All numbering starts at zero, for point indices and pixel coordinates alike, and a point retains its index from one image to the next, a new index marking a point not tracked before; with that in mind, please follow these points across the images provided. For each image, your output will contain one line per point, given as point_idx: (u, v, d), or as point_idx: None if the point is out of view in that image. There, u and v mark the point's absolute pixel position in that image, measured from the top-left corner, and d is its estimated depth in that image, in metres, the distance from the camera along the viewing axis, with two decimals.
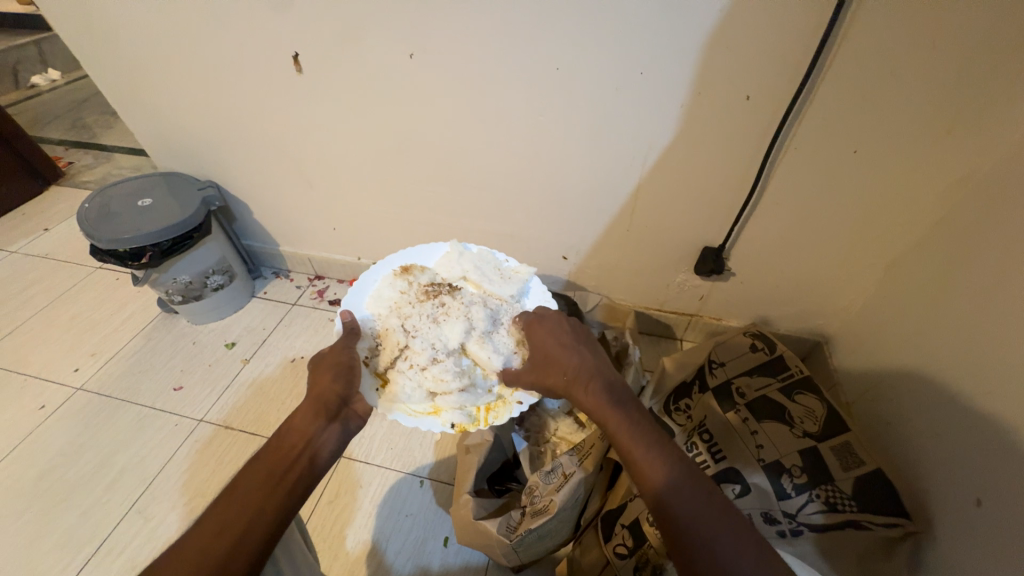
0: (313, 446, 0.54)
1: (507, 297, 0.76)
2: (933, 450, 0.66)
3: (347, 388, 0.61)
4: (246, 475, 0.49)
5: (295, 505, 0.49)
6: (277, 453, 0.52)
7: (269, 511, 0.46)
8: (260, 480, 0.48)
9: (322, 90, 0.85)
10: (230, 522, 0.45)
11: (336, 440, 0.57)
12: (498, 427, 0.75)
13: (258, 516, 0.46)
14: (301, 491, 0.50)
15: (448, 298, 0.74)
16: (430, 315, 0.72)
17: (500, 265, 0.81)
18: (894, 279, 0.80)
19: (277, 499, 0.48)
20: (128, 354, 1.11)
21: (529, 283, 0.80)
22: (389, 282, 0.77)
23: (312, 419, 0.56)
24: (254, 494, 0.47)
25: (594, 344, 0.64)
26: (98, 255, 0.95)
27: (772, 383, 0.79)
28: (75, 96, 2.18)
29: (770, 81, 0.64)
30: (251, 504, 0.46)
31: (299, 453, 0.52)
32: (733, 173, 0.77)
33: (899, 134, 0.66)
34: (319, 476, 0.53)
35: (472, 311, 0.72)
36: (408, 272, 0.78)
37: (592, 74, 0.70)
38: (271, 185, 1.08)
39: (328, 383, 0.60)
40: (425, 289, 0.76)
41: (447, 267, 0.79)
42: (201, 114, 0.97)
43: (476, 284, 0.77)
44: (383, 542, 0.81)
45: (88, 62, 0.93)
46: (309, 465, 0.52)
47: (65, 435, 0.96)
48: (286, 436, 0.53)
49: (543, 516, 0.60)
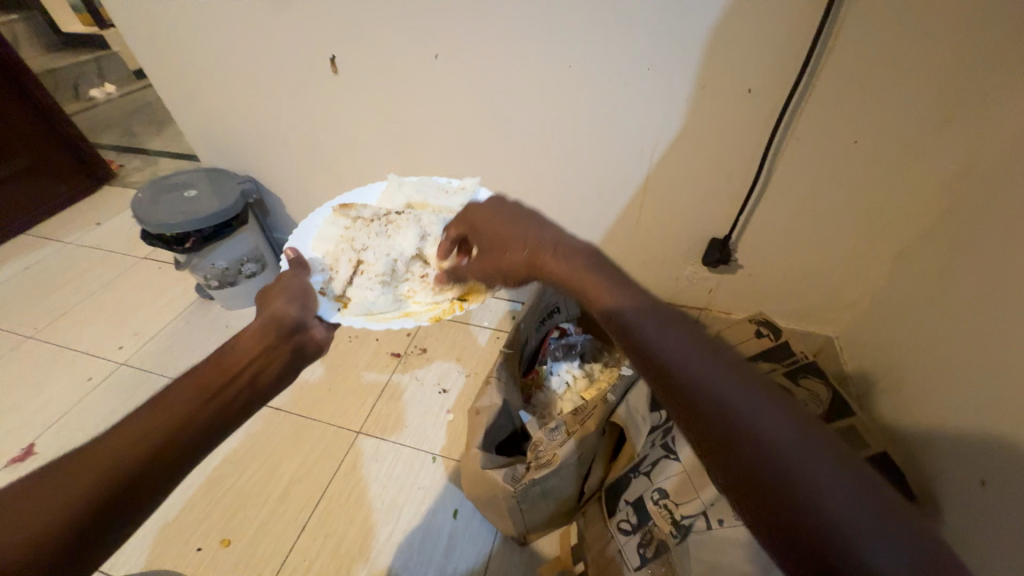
0: (262, 362, 0.49)
1: (457, 207, 0.75)
2: (940, 435, 0.67)
3: (303, 311, 0.57)
4: (173, 386, 0.43)
5: (230, 422, 0.43)
6: (218, 365, 0.46)
7: (200, 423, 0.41)
8: (194, 391, 0.43)
9: (354, 90, 0.92)
10: (148, 431, 0.39)
11: (288, 362, 0.52)
12: (507, 390, 0.72)
13: (186, 426, 0.40)
14: (239, 406, 0.45)
15: (396, 219, 0.75)
16: (379, 233, 0.74)
17: (444, 186, 0.80)
18: (901, 271, 0.81)
19: (212, 411, 0.42)
20: (166, 335, 1.19)
21: (479, 194, 0.79)
22: (329, 220, 0.76)
23: (262, 338, 0.51)
24: (186, 402, 0.41)
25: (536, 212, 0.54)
26: (148, 240, 1.04)
27: (778, 367, 0.78)
28: (129, 107, 2.38)
29: (771, 75, 0.68)
30: (180, 412, 0.41)
31: (246, 366, 0.47)
32: (739, 165, 0.80)
33: (897, 126, 0.68)
34: (267, 394, 0.48)
35: (422, 219, 0.74)
36: (348, 209, 0.78)
37: (602, 69, 0.75)
38: (303, 180, 1.16)
39: (282, 306, 0.56)
40: (369, 219, 0.76)
41: (389, 199, 0.81)
42: (244, 112, 1.05)
43: (421, 203, 0.78)
44: (395, 513, 0.84)
45: (150, 68, 1.03)
46: (250, 383, 0.47)
47: (108, 405, 1.04)
48: (227, 353, 0.47)
49: (547, 468, 0.62)
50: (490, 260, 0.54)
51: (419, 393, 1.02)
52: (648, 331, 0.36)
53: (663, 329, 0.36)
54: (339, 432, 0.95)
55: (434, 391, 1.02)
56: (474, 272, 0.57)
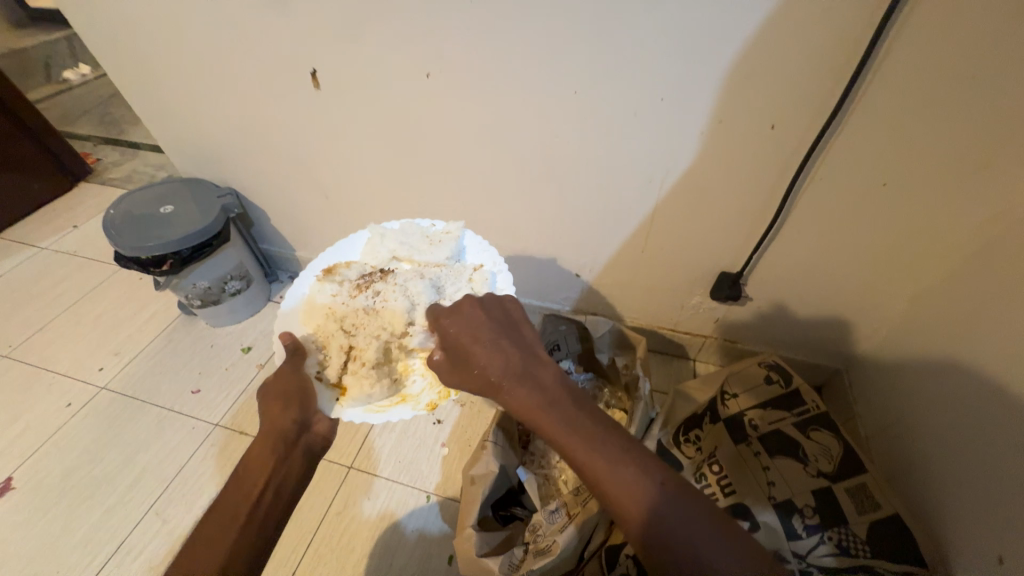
0: (277, 479, 0.55)
1: (443, 263, 0.74)
2: (955, 498, 0.64)
3: (303, 413, 0.60)
4: (209, 526, 0.51)
5: (269, 536, 0.52)
6: (241, 495, 0.54)
7: (240, 555, 0.50)
8: (227, 527, 0.51)
9: (340, 105, 0.85)
10: (202, 573, 0.48)
11: (301, 466, 0.58)
12: (504, 456, 0.70)
13: (227, 562, 0.49)
14: (270, 526, 0.53)
15: (381, 284, 0.72)
16: (367, 307, 0.69)
17: (427, 233, 0.78)
18: (918, 314, 0.77)
19: (246, 542, 0.51)
20: (148, 356, 1.14)
21: (462, 240, 0.78)
22: (316, 288, 0.73)
23: (269, 453, 0.56)
24: (223, 541, 0.50)
25: (513, 322, 0.55)
26: (121, 262, 0.97)
27: (786, 418, 0.76)
28: (106, 91, 2.24)
29: (798, 110, 0.62)
30: (220, 553, 0.49)
31: (265, 487, 0.54)
32: (756, 200, 0.75)
33: (931, 170, 0.63)
34: (290, 502, 0.55)
35: (410, 287, 0.70)
36: (333, 274, 0.74)
37: (611, 97, 0.68)
38: (288, 194, 1.09)
39: (281, 414, 0.59)
40: (356, 284, 0.73)
41: (373, 253, 0.77)
42: (222, 123, 0.98)
43: (408, 259, 0.75)
44: (388, 557, 0.82)
45: (118, 74, 0.95)
46: (272, 501, 0.54)
47: (90, 433, 1.00)
48: (246, 482, 0.54)
49: (546, 558, 0.60)
50: (452, 373, 0.55)
51: (412, 425, 0.98)
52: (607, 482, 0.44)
53: (620, 468, 0.44)
54: (329, 467, 0.92)
55: (428, 423, 0.98)
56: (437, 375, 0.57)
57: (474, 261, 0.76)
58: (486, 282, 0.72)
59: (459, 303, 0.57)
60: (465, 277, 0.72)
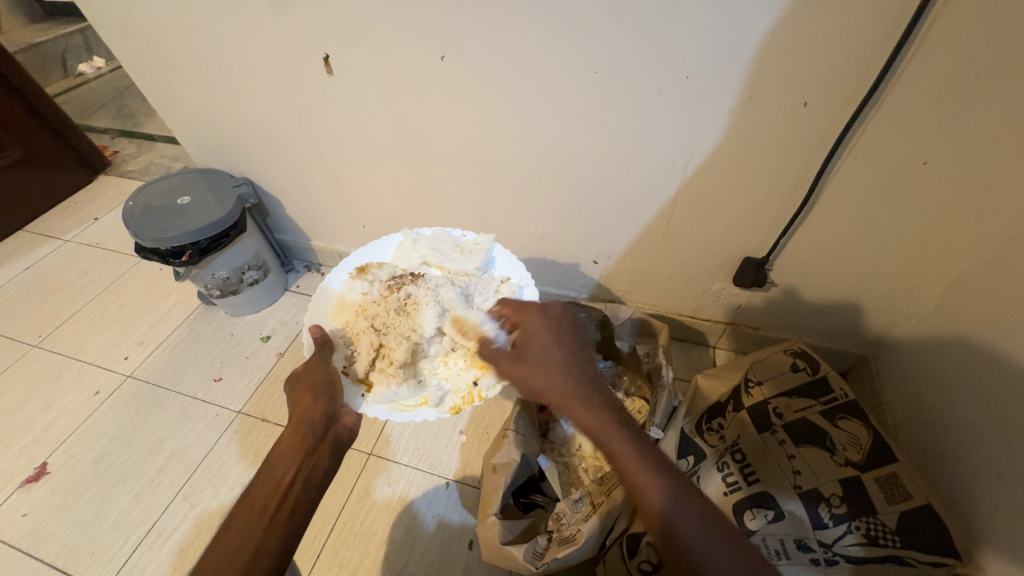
0: (306, 469, 0.55)
1: (473, 271, 0.75)
2: (991, 489, 0.62)
3: (330, 405, 0.60)
4: (239, 513, 0.51)
5: (297, 527, 0.51)
6: (270, 485, 0.54)
7: (270, 544, 0.49)
8: (258, 514, 0.51)
9: (353, 91, 0.83)
10: (233, 559, 0.47)
11: (329, 459, 0.58)
12: (525, 444, 0.70)
13: (259, 549, 0.48)
14: (298, 517, 0.52)
15: (413, 287, 0.71)
16: (398, 308, 0.69)
17: (458, 242, 0.78)
18: (955, 299, 0.74)
19: (276, 530, 0.50)
20: (171, 345, 1.16)
21: (491, 251, 0.79)
22: (349, 285, 0.73)
23: (299, 443, 0.57)
24: (253, 528, 0.50)
25: (583, 340, 0.63)
26: (143, 254, 0.98)
27: (813, 405, 0.74)
28: (120, 84, 2.26)
29: (833, 86, 0.59)
30: (250, 540, 0.49)
31: (294, 476, 0.54)
32: (784, 182, 0.72)
33: (977, 147, 0.59)
34: (318, 495, 0.55)
35: (441, 293, 0.70)
36: (365, 272, 0.74)
37: (633, 76, 0.66)
38: (303, 183, 1.09)
39: (310, 404, 0.60)
40: (387, 284, 0.72)
41: (405, 256, 0.77)
42: (235, 112, 0.97)
43: (439, 266, 0.76)
44: (409, 542, 0.83)
45: (132, 65, 0.95)
46: (301, 491, 0.54)
47: (118, 421, 1.03)
48: (275, 471, 0.54)
49: (572, 546, 0.60)
50: (517, 365, 0.58)
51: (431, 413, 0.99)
52: (661, 495, 0.48)
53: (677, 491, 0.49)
54: (350, 455, 0.93)
55: None
56: (497, 361, 0.59)
57: (502, 273, 0.77)
58: (514, 294, 0.73)
59: (543, 307, 0.64)
60: (495, 289, 0.73)
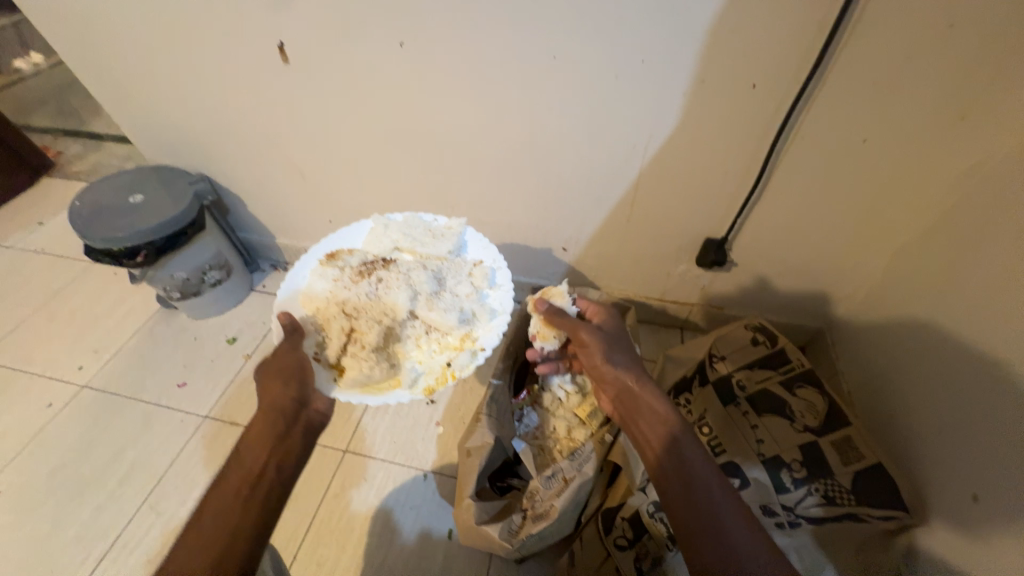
0: (279, 455, 0.54)
1: (445, 255, 0.74)
2: (932, 444, 0.67)
3: (301, 390, 0.58)
4: (211, 502, 0.49)
5: (273, 514, 0.50)
6: (242, 473, 0.52)
7: (244, 533, 0.47)
8: (230, 503, 0.49)
9: (312, 81, 0.81)
10: (208, 548, 0.46)
11: (302, 444, 0.56)
12: (498, 427, 0.71)
13: (234, 538, 0.47)
14: (274, 504, 0.51)
15: (384, 272, 0.70)
16: (370, 292, 0.67)
17: (430, 226, 0.78)
18: (898, 271, 0.79)
19: (250, 518, 0.49)
20: (129, 351, 1.11)
21: (464, 235, 0.78)
22: (318, 273, 0.71)
23: (269, 431, 0.55)
24: (226, 517, 0.48)
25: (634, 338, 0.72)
26: (93, 255, 0.94)
27: (773, 376, 0.78)
28: (61, 81, 2.12)
29: (779, 68, 0.61)
30: (225, 528, 0.47)
31: (267, 463, 0.53)
32: (739, 163, 0.74)
33: (910, 124, 0.63)
34: (293, 481, 0.53)
35: (413, 276, 0.69)
36: (335, 259, 0.73)
37: (592, 61, 0.67)
38: (264, 178, 1.06)
39: (280, 391, 0.57)
40: (358, 270, 0.71)
41: (375, 243, 0.76)
42: (187, 105, 0.93)
43: (410, 251, 0.74)
44: (388, 535, 0.82)
45: (72, 56, 0.90)
46: (275, 477, 0.52)
47: (74, 432, 0.98)
48: (247, 459, 0.53)
49: (544, 521, 0.63)
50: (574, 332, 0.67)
51: (407, 406, 0.98)
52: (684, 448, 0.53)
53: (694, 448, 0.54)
54: (325, 453, 0.92)
55: (422, 403, 0.98)
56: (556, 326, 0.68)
57: (475, 257, 0.76)
58: (487, 277, 0.72)
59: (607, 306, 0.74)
60: (468, 271, 0.72)
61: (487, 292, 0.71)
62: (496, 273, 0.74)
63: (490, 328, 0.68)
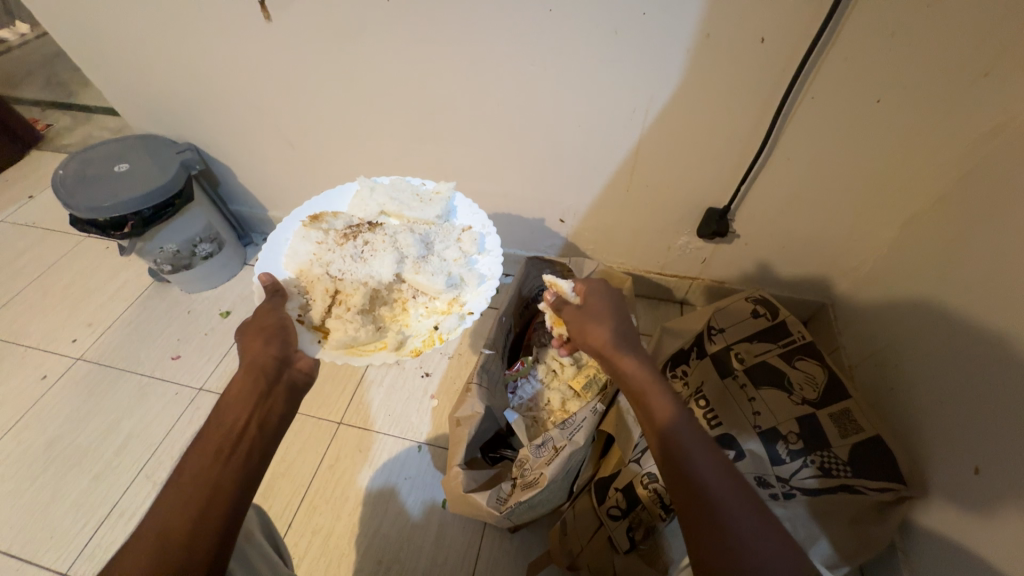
0: (261, 411, 0.50)
1: (434, 220, 0.72)
2: (932, 416, 0.65)
3: (283, 349, 0.56)
4: (187, 459, 0.45)
5: (257, 470, 0.46)
6: (221, 428, 0.47)
7: (226, 488, 0.43)
8: (209, 458, 0.45)
9: (295, 41, 0.77)
10: (185, 504, 0.42)
11: (285, 403, 0.53)
12: (489, 397, 0.70)
13: (215, 492, 0.43)
14: (258, 459, 0.47)
15: (370, 235, 0.69)
16: (355, 256, 0.67)
17: (418, 190, 0.75)
18: (906, 241, 0.76)
19: (233, 472, 0.45)
20: (122, 325, 1.10)
21: (454, 200, 0.76)
22: (302, 235, 0.69)
23: (250, 387, 0.51)
24: (205, 472, 0.43)
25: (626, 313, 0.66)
26: (77, 226, 0.91)
27: (772, 349, 0.77)
28: (48, 50, 2.05)
29: (789, 20, 0.57)
30: (203, 483, 0.43)
31: (249, 418, 0.49)
32: (744, 127, 0.71)
33: (926, 83, 0.59)
34: (276, 438, 0.50)
35: (399, 239, 0.68)
36: (320, 221, 0.70)
37: (589, 14, 0.62)
38: (253, 148, 1.02)
39: (262, 348, 0.55)
40: (342, 233, 0.70)
41: (362, 206, 0.74)
42: (167, 68, 0.89)
43: (397, 214, 0.73)
44: (383, 505, 0.83)
45: (42, 15, 0.85)
46: (259, 433, 0.48)
47: (69, 404, 0.98)
48: (228, 414, 0.49)
49: (534, 488, 0.62)
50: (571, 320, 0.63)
51: (401, 379, 0.97)
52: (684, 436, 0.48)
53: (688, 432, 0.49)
54: (319, 425, 0.91)
55: (417, 376, 0.97)
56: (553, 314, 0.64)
57: (465, 222, 0.74)
58: (476, 243, 0.70)
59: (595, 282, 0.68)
60: (456, 235, 0.70)
61: (476, 258, 0.70)
62: (485, 237, 0.71)
63: (478, 293, 0.66)
